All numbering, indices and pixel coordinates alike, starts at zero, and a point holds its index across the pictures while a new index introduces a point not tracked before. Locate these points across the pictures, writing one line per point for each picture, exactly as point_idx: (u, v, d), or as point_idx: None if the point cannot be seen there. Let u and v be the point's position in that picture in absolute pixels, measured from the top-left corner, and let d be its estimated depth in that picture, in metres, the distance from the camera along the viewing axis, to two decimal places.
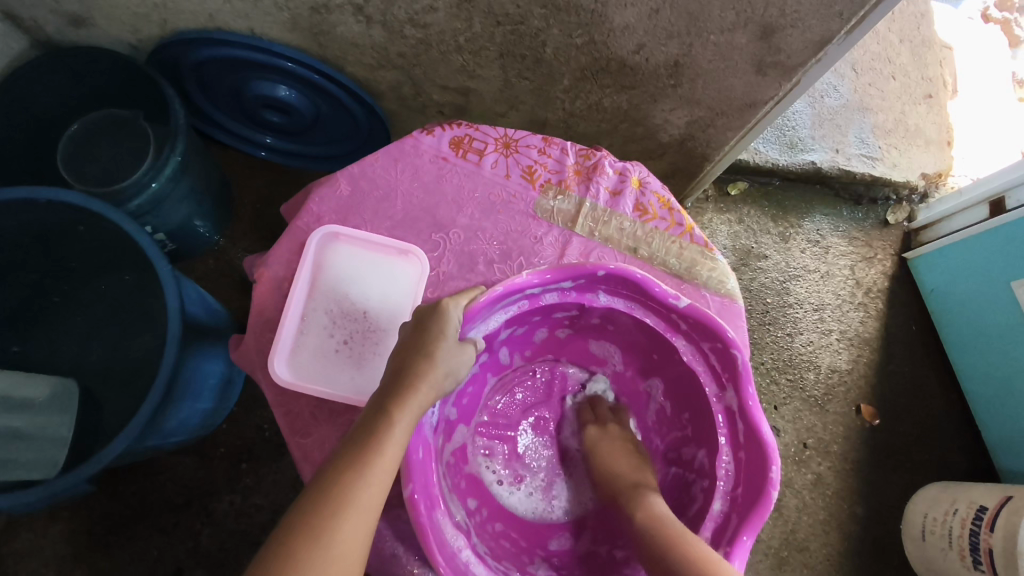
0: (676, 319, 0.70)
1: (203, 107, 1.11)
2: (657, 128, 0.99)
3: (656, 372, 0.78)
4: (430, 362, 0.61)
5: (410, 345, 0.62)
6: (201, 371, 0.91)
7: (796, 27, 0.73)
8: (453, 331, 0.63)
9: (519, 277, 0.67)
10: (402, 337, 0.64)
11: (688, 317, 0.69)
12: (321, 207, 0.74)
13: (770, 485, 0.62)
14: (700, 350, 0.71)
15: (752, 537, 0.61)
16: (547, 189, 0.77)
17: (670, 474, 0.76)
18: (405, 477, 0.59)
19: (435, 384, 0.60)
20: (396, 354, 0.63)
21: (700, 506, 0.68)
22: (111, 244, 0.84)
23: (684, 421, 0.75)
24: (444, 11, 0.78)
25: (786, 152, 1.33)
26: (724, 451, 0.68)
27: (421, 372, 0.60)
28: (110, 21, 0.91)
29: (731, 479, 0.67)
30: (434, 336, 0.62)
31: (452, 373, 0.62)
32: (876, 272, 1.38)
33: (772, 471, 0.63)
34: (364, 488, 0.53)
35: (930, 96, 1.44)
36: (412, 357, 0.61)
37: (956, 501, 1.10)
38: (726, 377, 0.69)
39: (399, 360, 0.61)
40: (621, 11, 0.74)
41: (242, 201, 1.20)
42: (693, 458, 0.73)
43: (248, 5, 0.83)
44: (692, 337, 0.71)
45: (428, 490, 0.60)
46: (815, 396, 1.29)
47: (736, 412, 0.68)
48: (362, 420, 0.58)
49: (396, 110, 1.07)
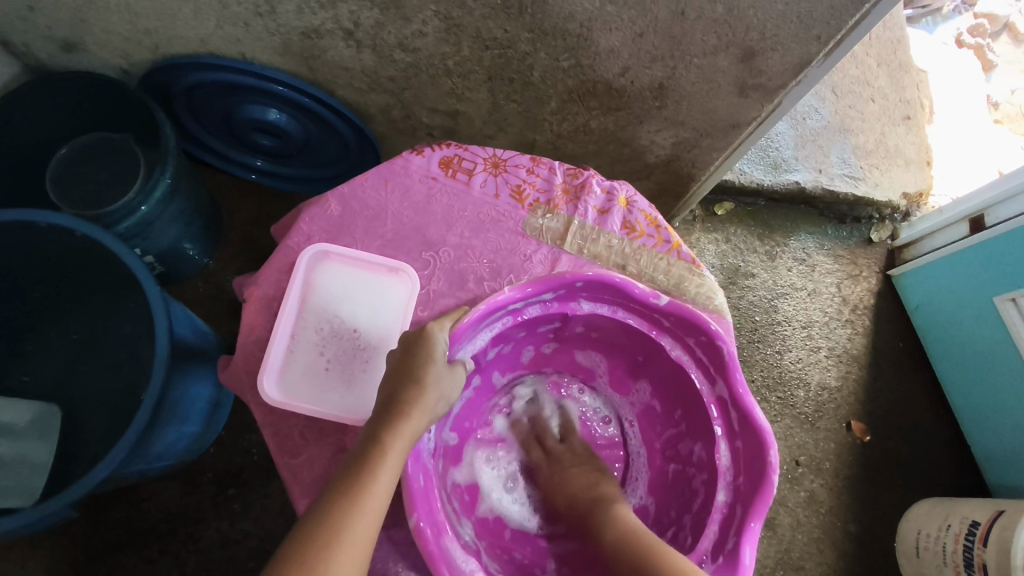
0: (659, 317, 0.71)
1: (192, 130, 1.11)
2: (644, 149, 1.01)
3: (643, 374, 0.79)
4: (419, 387, 0.60)
5: (400, 373, 0.62)
6: (188, 394, 0.90)
7: (776, 50, 0.75)
8: (442, 356, 0.63)
9: (501, 294, 0.67)
10: (391, 364, 0.63)
11: (670, 314, 0.70)
12: (311, 227, 0.74)
13: (770, 470, 0.63)
14: (686, 345, 0.71)
15: (760, 523, 0.62)
16: (536, 208, 0.78)
17: (670, 471, 0.76)
18: (410, 506, 0.59)
19: (426, 410, 0.60)
20: (387, 381, 0.62)
21: (702, 501, 0.69)
22: (97, 267, 0.84)
23: (677, 418, 0.76)
24: (432, 36, 0.79)
25: (769, 172, 1.36)
26: (721, 442, 0.69)
27: (413, 397, 0.60)
28: (101, 46, 0.92)
29: (731, 469, 0.68)
30: (423, 361, 0.62)
31: (443, 397, 0.62)
32: (862, 290, 1.40)
33: (771, 457, 0.64)
34: (358, 518, 0.53)
35: (909, 118, 1.46)
36: (403, 385, 0.61)
37: (949, 517, 1.12)
38: (714, 370, 0.70)
39: (391, 387, 0.61)
40: (606, 35, 0.76)
41: (231, 225, 1.20)
42: (690, 452, 0.73)
43: (240, 30, 0.84)
44: (676, 333, 0.71)
45: (433, 516, 0.60)
46: (806, 414, 1.30)
47: (727, 402, 0.69)
48: (356, 450, 0.58)
49: (386, 132, 1.08)
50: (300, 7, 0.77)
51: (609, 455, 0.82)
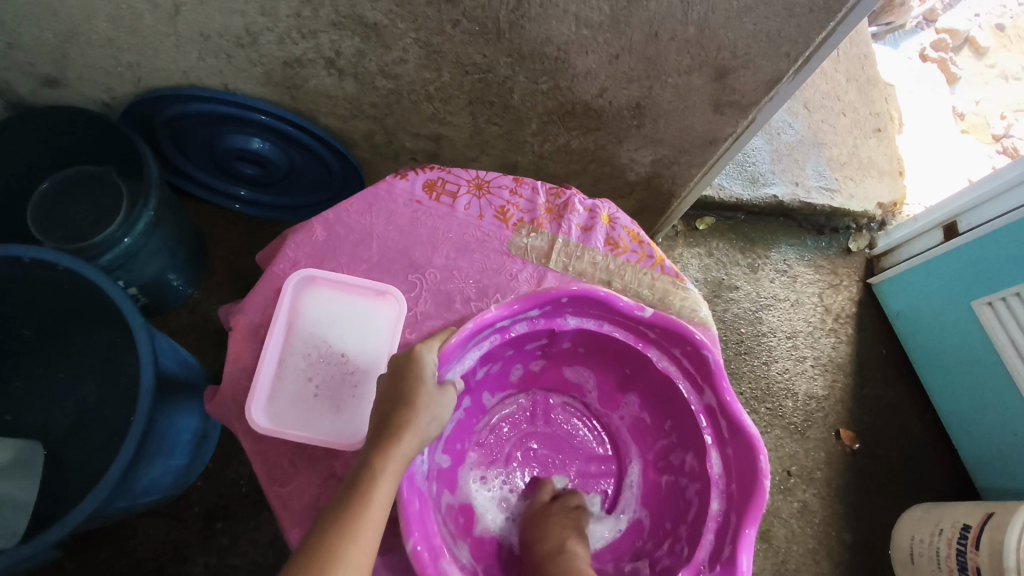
0: (644, 329, 0.72)
1: (175, 161, 1.11)
2: (624, 167, 1.03)
3: (631, 387, 0.79)
4: (410, 410, 0.60)
5: (391, 397, 0.61)
6: (175, 426, 0.89)
7: (748, 68, 0.78)
8: (432, 377, 0.62)
9: (488, 312, 0.67)
10: (382, 388, 0.63)
11: (655, 326, 0.70)
12: (297, 253, 0.75)
13: (762, 475, 0.64)
14: (672, 355, 0.72)
15: (755, 529, 0.62)
16: (520, 227, 0.79)
17: (663, 482, 0.77)
18: (405, 531, 0.58)
19: (419, 431, 0.60)
20: (379, 405, 0.62)
21: (696, 510, 0.69)
22: (81, 300, 0.83)
23: (667, 429, 0.76)
24: (413, 62, 0.81)
25: (748, 186, 1.38)
26: (712, 450, 0.69)
27: (404, 419, 0.59)
28: (83, 80, 0.92)
29: (723, 476, 0.68)
30: (413, 383, 0.61)
31: (436, 418, 0.62)
32: (844, 299, 1.42)
33: (762, 462, 0.64)
34: (352, 545, 0.52)
35: (879, 130, 1.50)
36: (394, 407, 0.60)
37: (941, 522, 1.13)
38: (702, 379, 0.70)
39: (382, 411, 0.61)
40: (583, 58, 0.78)
41: (215, 254, 1.20)
42: (682, 463, 0.74)
43: (221, 61, 0.85)
44: (662, 344, 0.72)
45: (430, 539, 0.60)
46: (795, 423, 1.31)
47: (716, 410, 0.69)
48: (349, 476, 0.58)
49: (369, 158, 1.09)
50: (281, 37, 0.78)
51: (602, 470, 0.82)
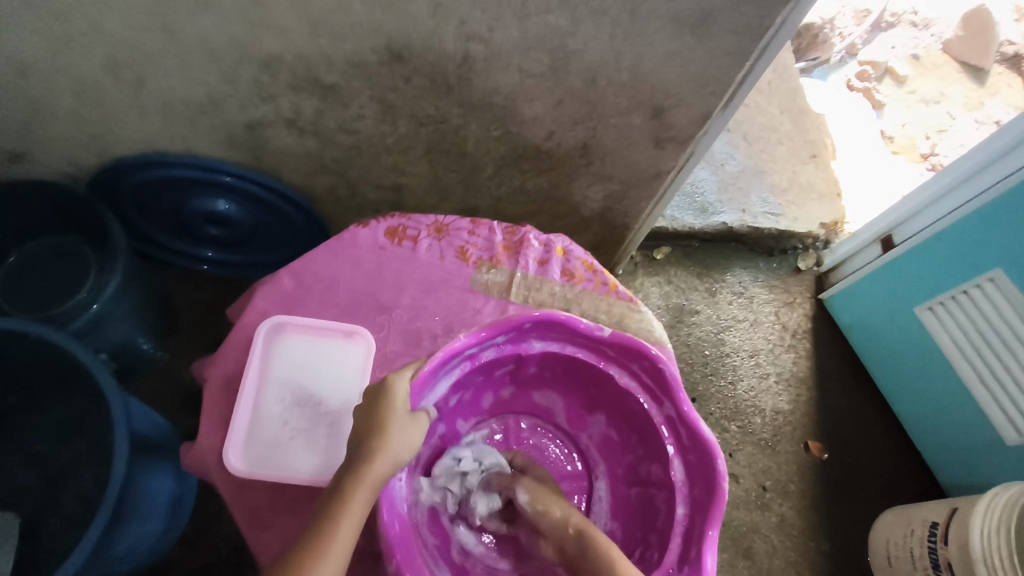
0: (604, 348, 0.76)
1: (142, 227, 1.13)
2: (578, 204, 1.09)
3: (597, 406, 0.82)
4: (382, 437, 0.61)
5: (364, 426, 0.63)
6: (151, 488, 0.88)
7: (680, 106, 0.84)
8: (404, 405, 0.64)
9: (456, 340, 0.71)
10: (357, 418, 0.65)
11: (613, 344, 0.74)
12: (267, 303, 0.77)
13: (721, 478, 0.67)
14: (632, 371, 0.76)
15: (717, 530, 0.65)
16: (480, 265, 0.83)
17: (634, 495, 0.79)
18: (387, 554, 0.60)
19: (390, 459, 0.61)
20: (353, 436, 0.63)
21: (665, 518, 0.72)
22: (51, 369, 0.83)
23: (634, 443, 0.80)
24: (370, 118, 0.86)
25: (698, 216, 1.46)
26: (675, 458, 0.73)
27: (375, 447, 0.61)
28: (48, 154, 0.95)
29: (687, 482, 0.71)
30: (385, 411, 0.63)
31: (408, 445, 0.63)
32: (799, 315, 1.49)
33: (720, 466, 0.67)
34: (316, 573, 0.53)
35: (816, 156, 1.59)
36: (366, 436, 0.62)
37: (911, 523, 1.17)
38: (660, 392, 0.74)
39: (355, 440, 0.62)
40: (529, 105, 0.84)
41: (186, 315, 1.21)
42: (649, 473, 0.77)
43: (186, 128, 0.89)
44: (622, 361, 0.76)
45: (411, 560, 0.62)
46: (765, 439, 1.35)
47: (676, 419, 0.73)
48: (320, 507, 0.58)
49: (334, 211, 1.13)
50: (242, 101, 0.83)
51: (576, 488, 0.84)
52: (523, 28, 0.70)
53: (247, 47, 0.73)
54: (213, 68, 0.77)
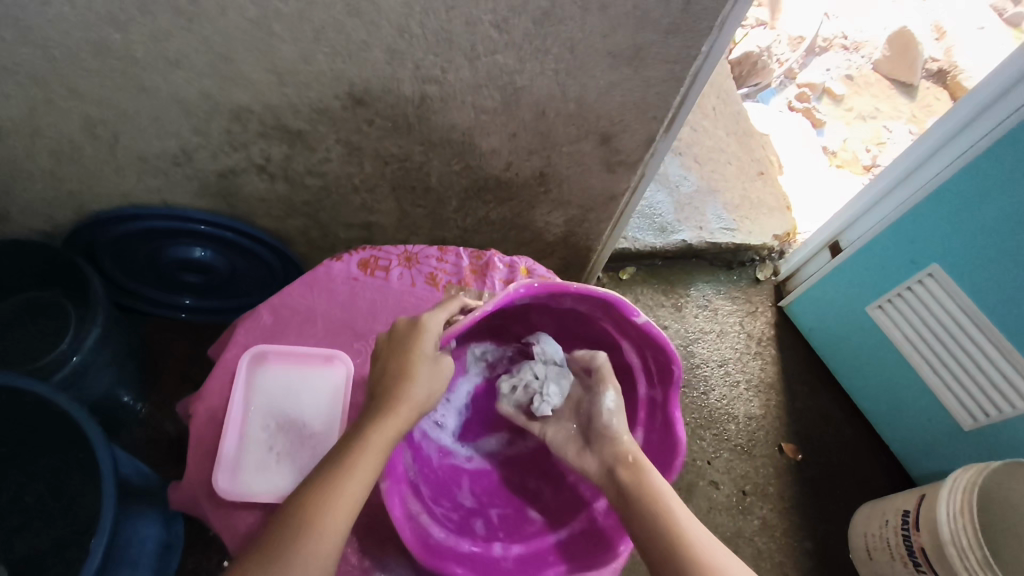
0: (627, 327, 0.83)
1: (119, 279, 1.16)
2: (542, 230, 1.15)
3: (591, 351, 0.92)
4: (408, 379, 0.70)
5: (393, 368, 0.71)
6: (138, 535, 0.89)
7: (626, 131, 0.91)
8: (431, 346, 0.72)
9: (511, 290, 0.74)
10: (386, 354, 0.73)
11: (640, 327, 0.81)
12: (248, 338, 0.81)
13: (675, 464, 0.80)
14: (641, 353, 0.86)
15: None
16: (449, 290, 0.87)
17: None
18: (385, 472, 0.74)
19: (412, 396, 0.70)
20: (381, 375, 0.72)
21: None
22: (34, 421, 0.85)
23: None
24: (337, 160, 0.92)
25: (658, 235, 1.53)
26: (640, 429, 0.86)
27: (400, 387, 0.70)
28: (25, 213, 0.98)
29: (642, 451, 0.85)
30: (412, 351, 0.72)
31: (431, 384, 0.72)
32: (762, 323, 1.55)
33: (677, 455, 0.80)
34: (341, 492, 0.63)
35: (763, 173, 1.69)
36: (394, 377, 0.71)
37: (886, 513, 1.21)
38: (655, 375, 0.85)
39: (385, 375, 0.72)
40: (486, 139, 0.90)
41: (165, 365, 1.22)
42: None
43: (160, 180, 0.93)
44: (636, 341, 0.85)
45: (398, 478, 0.75)
46: (740, 444, 1.40)
47: (656, 404, 0.85)
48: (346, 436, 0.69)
49: (308, 252, 1.17)
50: (214, 151, 0.88)
51: None
52: (474, 69, 0.77)
53: (217, 100, 0.79)
54: (185, 122, 0.82)
